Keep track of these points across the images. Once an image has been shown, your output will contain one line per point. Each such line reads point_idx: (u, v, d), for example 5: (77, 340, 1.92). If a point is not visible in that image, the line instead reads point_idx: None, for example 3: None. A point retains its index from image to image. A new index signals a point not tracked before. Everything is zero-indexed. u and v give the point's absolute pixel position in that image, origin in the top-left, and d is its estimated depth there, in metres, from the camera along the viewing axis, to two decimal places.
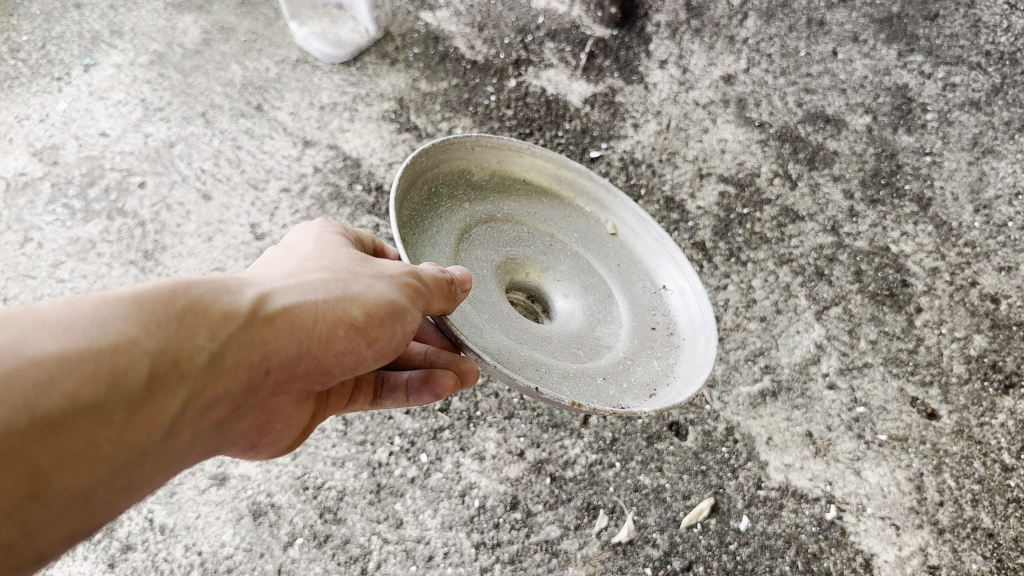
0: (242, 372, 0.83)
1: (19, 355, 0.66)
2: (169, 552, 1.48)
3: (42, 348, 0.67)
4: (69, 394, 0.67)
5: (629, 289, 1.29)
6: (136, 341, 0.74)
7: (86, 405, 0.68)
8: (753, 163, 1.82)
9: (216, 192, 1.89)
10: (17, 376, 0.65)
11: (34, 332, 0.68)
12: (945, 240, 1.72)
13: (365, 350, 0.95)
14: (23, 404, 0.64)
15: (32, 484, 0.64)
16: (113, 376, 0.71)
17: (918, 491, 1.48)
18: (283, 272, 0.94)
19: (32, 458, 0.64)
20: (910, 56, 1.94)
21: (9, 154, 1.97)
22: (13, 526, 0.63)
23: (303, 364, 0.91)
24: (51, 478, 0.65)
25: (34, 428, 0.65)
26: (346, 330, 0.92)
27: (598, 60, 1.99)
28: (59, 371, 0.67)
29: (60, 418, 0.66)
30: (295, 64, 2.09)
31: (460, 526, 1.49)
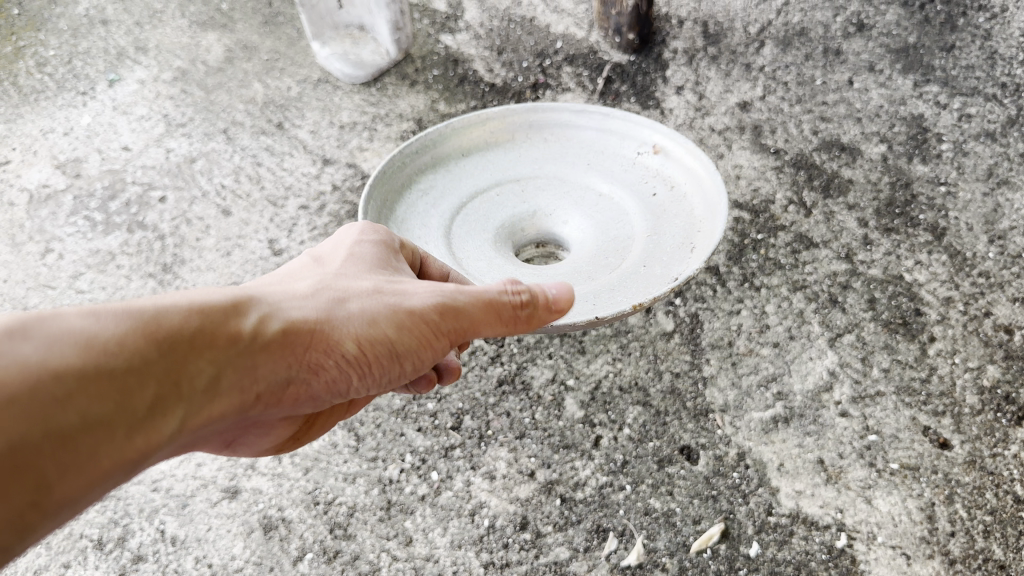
0: (234, 398, 0.90)
1: (43, 369, 0.72)
2: (180, 564, 1.50)
3: (65, 364, 0.73)
4: (82, 413, 0.73)
5: (657, 271, 1.36)
6: (148, 363, 0.80)
7: (95, 422, 0.74)
8: (768, 189, 1.83)
9: (235, 207, 1.91)
10: (37, 393, 0.71)
11: (55, 345, 0.74)
12: (959, 270, 1.71)
13: (355, 381, 1.02)
14: (39, 421, 0.70)
15: (36, 492, 0.71)
16: (123, 396, 0.77)
17: (930, 521, 1.45)
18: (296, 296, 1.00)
19: (41, 469, 0.71)
20: (925, 86, 1.93)
21: (33, 166, 2.06)
22: (10, 533, 0.70)
23: (291, 388, 0.97)
24: (53, 488, 0.72)
25: (46, 442, 0.71)
26: (337, 360, 0.98)
27: (615, 85, 2.01)
28: (75, 390, 0.73)
29: (70, 433, 0.73)
30: (317, 83, 2.11)
31: (468, 546, 1.49)
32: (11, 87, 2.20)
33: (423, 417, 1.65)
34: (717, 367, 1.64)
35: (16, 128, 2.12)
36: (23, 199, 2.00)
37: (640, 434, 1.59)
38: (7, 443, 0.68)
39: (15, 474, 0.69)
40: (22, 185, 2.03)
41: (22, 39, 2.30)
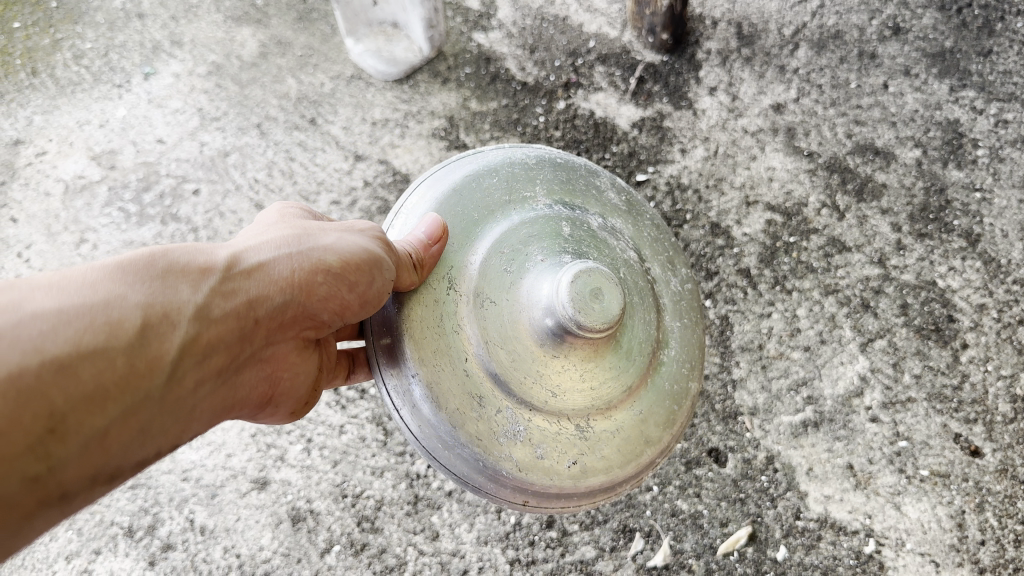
0: (232, 320, 0.90)
1: (20, 311, 0.72)
2: (208, 554, 1.53)
3: (42, 305, 0.74)
4: (74, 342, 0.74)
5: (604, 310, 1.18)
6: (125, 297, 0.80)
7: (89, 349, 0.75)
8: (801, 192, 1.82)
9: (269, 202, 1.96)
10: (25, 328, 0.71)
11: (33, 292, 0.75)
12: (993, 277, 1.69)
13: (348, 295, 0.98)
14: (30, 351, 0.71)
15: (51, 421, 0.72)
16: (110, 324, 0.77)
17: (959, 528, 1.48)
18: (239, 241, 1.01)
19: (49, 396, 0.72)
20: (962, 91, 1.91)
21: (69, 157, 2.09)
22: (35, 459, 0.72)
23: (289, 310, 0.98)
24: (66, 417, 0.73)
25: (45, 371, 0.72)
26: (324, 275, 0.97)
27: (647, 85, 2.00)
28: (56, 323, 0.74)
29: (66, 362, 0.73)
30: (349, 80, 2.12)
31: (496, 542, 1.51)
32: (48, 79, 2.19)
33: None
34: (748, 369, 1.62)
35: (52, 118, 2.15)
36: (58, 189, 2.04)
37: None
38: (7, 373, 0.69)
39: (22, 406, 0.70)
40: (58, 176, 2.06)
41: (60, 32, 2.26)
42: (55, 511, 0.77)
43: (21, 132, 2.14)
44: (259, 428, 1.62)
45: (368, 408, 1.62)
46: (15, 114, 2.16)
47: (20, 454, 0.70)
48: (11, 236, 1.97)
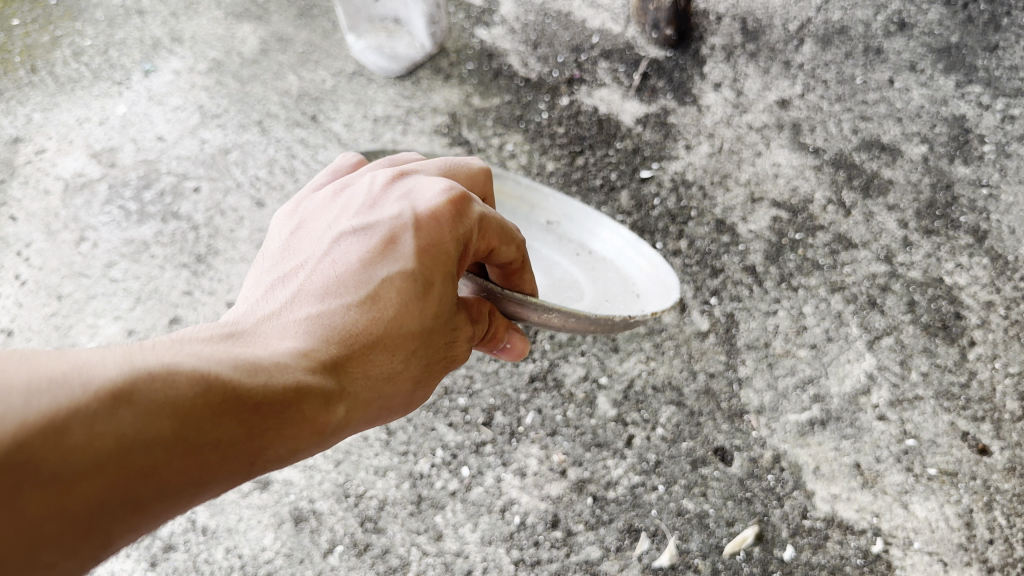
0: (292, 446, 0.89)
1: (138, 440, 0.71)
2: (210, 554, 1.51)
3: (159, 440, 0.72)
4: (164, 489, 0.73)
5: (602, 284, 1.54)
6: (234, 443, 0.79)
7: (172, 493, 0.74)
8: (807, 189, 1.80)
9: (270, 199, 1.93)
10: (132, 455, 0.70)
11: (155, 417, 0.73)
12: (1000, 274, 1.67)
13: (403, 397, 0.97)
14: (123, 496, 0.70)
15: (98, 543, 0.70)
16: (200, 471, 0.76)
17: (967, 527, 1.45)
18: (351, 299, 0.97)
19: (114, 521, 0.70)
20: (968, 87, 1.90)
21: (68, 155, 2.08)
22: (70, 565, 0.69)
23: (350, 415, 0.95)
24: (111, 540, 0.71)
25: (121, 507, 0.70)
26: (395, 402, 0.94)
27: (651, 81, 1.99)
28: (165, 462, 0.73)
29: (146, 502, 0.72)
30: (351, 76, 2.11)
31: (500, 542, 1.49)
32: (48, 76, 2.21)
33: (454, 412, 1.61)
34: (754, 367, 1.61)
35: (52, 116, 2.14)
36: (58, 187, 2.02)
37: (674, 434, 1.56)
38: (92, 502, 0.68)
39: (87, 523, 0.68)
40: (57, 174, 2.05)
41: (59, 28, 2.30)
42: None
43: (21, 130, 2.13)
44: None
45: None
46: (15, 111, 2.16)
47: (62, 562, 0.68)
48: (10, 235, 1.95)
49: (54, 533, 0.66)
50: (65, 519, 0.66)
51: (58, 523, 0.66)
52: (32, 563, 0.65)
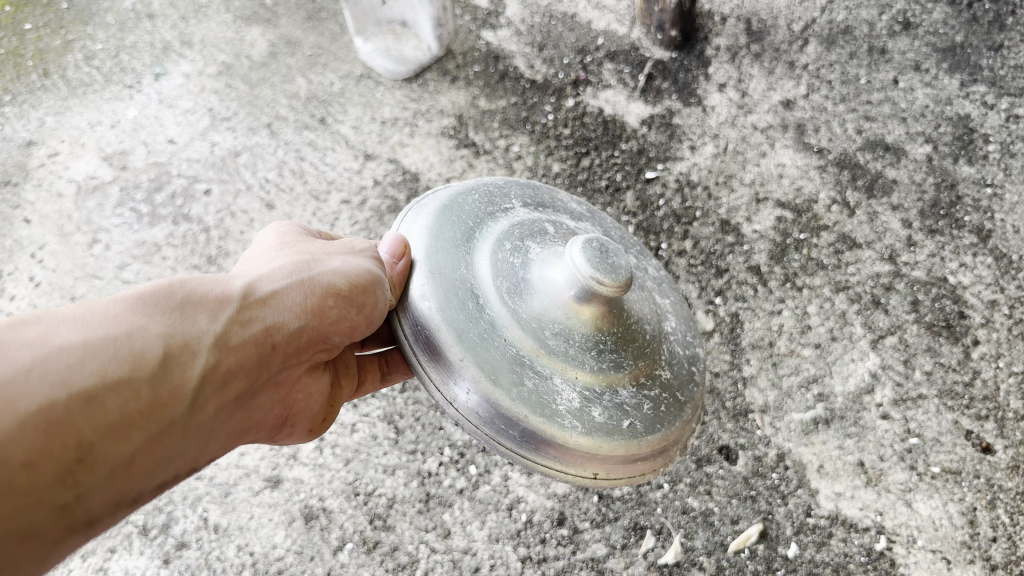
0: (251, 346, 0.93)
1: (48, 343, 0.73)
2: (222, 552, 1.53)
3: (68, 336, 0.75)
4: (99, 373, 0.75)
5: None
6: (147, 327, 0.81)
7: (113, 380, 0.76)
8: (811, 189, 1.81)
9: (279, 201, 1.95)
10: (53, 360, 0.72)
11: (55, 326, 0.75)
12: (1004, 273, 1.68)
13: (356, 316, 1.03)
14: (58, 383, 0.72)
15: (78, 451, 0.72)
16: (132, 358, 0.78)
17: (970, 526, 1.45)
18: (262, 261, 1.06)
19: (78, 428, 0.72)
20: (973, 86, 1.90)
21: (81, 158, 2.10)
22: (64, 488, 0.72)
23: (304, 336, 1.01)
24: (93, 446, 0.74)
25: (72, 403, 0.72)
26: (334, 300, 1.01)
27: (656, 82, 2.00)
28: (84, 354, 0.75)
29: (92, 394, 0.74)
30: (359, 79, 2.13)
31: (507, 540, 1.50)
32: (60, 80, 2.24)
33: None
34: (758, 367, 1.63)
35: (64, 120, 2.17)
36: (70, 190, 2.05)
37: None
38: (36, 404, 0.70)
39: (52, 437, 0.70)
40: (70, 177, 2.07)
41: (70, 33, 2.33)
42: (77, 537, 0.76)
43: (33, 133, 2.16)
44: None
45: (379, 407, 1.65)
46: (27, 115, 2.19)
47: (50, 483, 0.70)
48: (24, 237, 1.98)
49: (10, 433, 0.67)
50: (27, 443, 0.68)
51: (8, 426, 0.67)
52: (5, 470, 0.67)
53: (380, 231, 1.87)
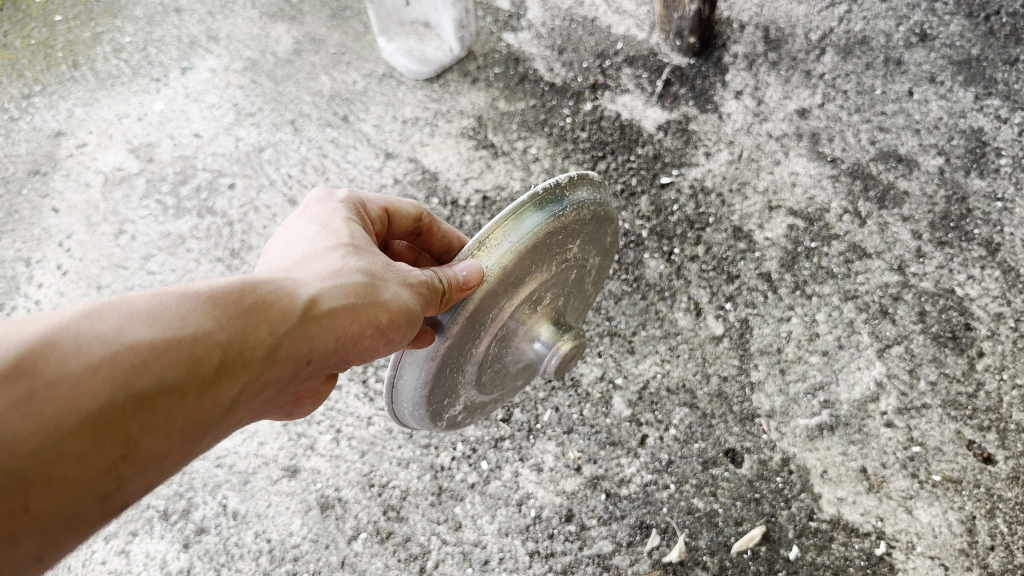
0: (290, 363, 0.94)
1: (118, 341, 0.77)
2: (240, 538, 1.58)
3: (138, 335, 0.78)
4: (157, 377, 0.78)
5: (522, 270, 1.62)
6: (210, 333, 0.84)
7: (168, 385, 0.79)
8: (824, 198, 1.85)
9: (301, 197, 2.00)
10: (118, 359, 0.76)
11: (128, 322, 0.79)
12: (1011, 286, 1.71)
13: (382, 344, 1.06)
14: (120, 383, 0.75)
15: (124, 447, 0.75)
16: (189, 363, 0.81)
17: (969, 533, 1.48)
18: (323, 258, 1.04)
19: (127, 427, 0.76)
20: (987, 99, 1.93)
21: (108, 149, 2.16)
22: (106, 479, 0.74)
23: (336, 354, 1.02)
24: (139, 444, 0.77)
25: (128, 403, 0.76)
26: (372, 331, 1.02)
27: (674, 88, 2.04)
28: (148, 358, 0.78)
29: (147, 396, 0.77)
30: (381, 79, 2.18)
31: (516, 534, 1.55)
32: (89, 72, 2.30)
33: None
34: (766, 372, 1.66)
35: (93, 111, 2.23)
36: (98, 180, 2.11)
37: (687, 435, 1.61)
38: (94, 404, 0.73)
39: (105, 433, 0.74)
40: (97, 168, 2.13)
41: (100, 25, 2.40)
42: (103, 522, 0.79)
43: (63, 124, 2.22)
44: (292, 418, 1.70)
45: None
46: (57, 106, 2.25)
47: (95, 475, 0.73)
48: (53, 226, 2.04)
49: (69, 426, 0.71)
50: (82, 436, 0.72)
51: (71, 420, 0.71)
52: (61, 459, 0.70)
53: None
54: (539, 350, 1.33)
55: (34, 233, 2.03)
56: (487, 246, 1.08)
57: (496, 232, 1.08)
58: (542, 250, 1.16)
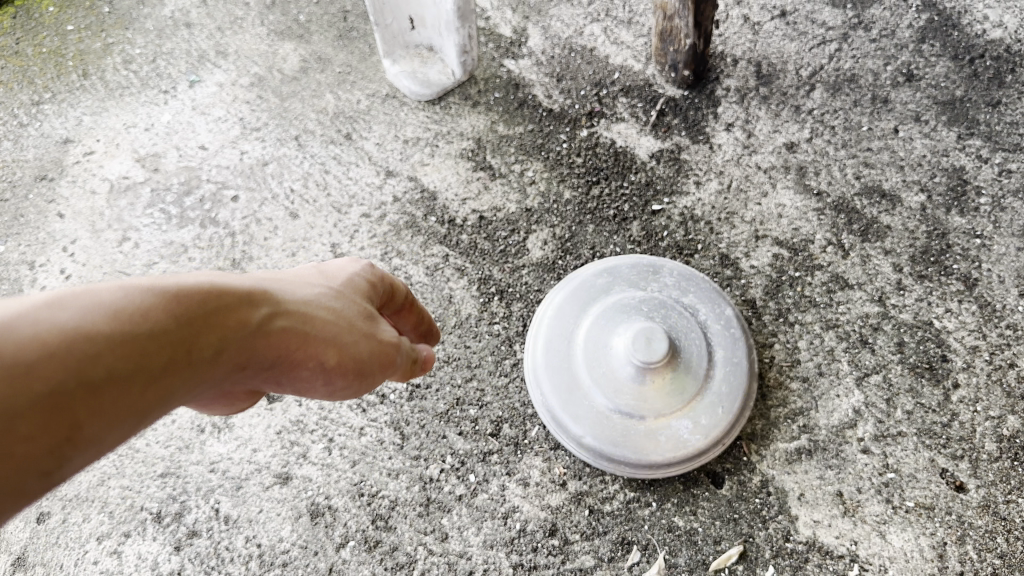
0: (229, 364, 0.98)
1: (76, 329, 0.79)
2: (231, 542, 1.63)
3: (93, 325, 0.81)
4: (108, 367, 0.80)
5: (560, 397, 1.64)
6: (161, 331, 0.88)
7: (118, 375, 0.81)
8: (808, 229, 1.92)
9: (303, 211, 2.06)
10: (74, 343, 0.78)
11: (85, 315, 0.81)
12: (987, 321, 1.76)
13: (323, 383, 1.14)
14: (74, 368, 0.77)
15: (70, 431, 0.76)
16: (137, 354, 0.84)
17: (939, 559, 1.53)
18: (306, 290, 1.14)
19: (73, 411, 0.76)
20: (969, 139, 2.02)
21: (115, 158, 2.21)
22: (51, 460, 0.74)
23: (275, 372, 1.08)
24: (85, 430, 0.77)
25: (76, 386, 0.77)
26: (316, 363, 1.10)
27: (667, 118, 2.13)
28: (101, 345, 0.80)
29: (93, 382, 0.78)
30: (384, 98, 2.26)
31: (501, 546, 1.59)
32: (98, 81, 2.36)
33: (465, 421, 1.72)
34: None
35: (101, 120, 2.29)
36: (104, 188, 2.16)
37: None
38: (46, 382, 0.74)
39: (51, 413, 0.74)
40: (103, 175, 2.18)
41: (110, 36, 2.47)
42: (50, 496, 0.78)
43: (71, 132, 2.27)
44: (286, 426, 1.74)
45: (386, 412, 1.74)
46: (66, 114, 2.30)
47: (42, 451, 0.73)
48: (57, 231, 2.09)
49: (24, 403, 0.71)
50: (29, 422, 0.72)
51: (25, 398, 0.72)
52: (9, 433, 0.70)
53: (397, 246, 1.98)
54: (659, 343, 1.57)
55: (39, 237, 2.08)
56: (546, 353, 1.70)
57: (550, 360, 1.69)
58: (586, 327, 1.69)
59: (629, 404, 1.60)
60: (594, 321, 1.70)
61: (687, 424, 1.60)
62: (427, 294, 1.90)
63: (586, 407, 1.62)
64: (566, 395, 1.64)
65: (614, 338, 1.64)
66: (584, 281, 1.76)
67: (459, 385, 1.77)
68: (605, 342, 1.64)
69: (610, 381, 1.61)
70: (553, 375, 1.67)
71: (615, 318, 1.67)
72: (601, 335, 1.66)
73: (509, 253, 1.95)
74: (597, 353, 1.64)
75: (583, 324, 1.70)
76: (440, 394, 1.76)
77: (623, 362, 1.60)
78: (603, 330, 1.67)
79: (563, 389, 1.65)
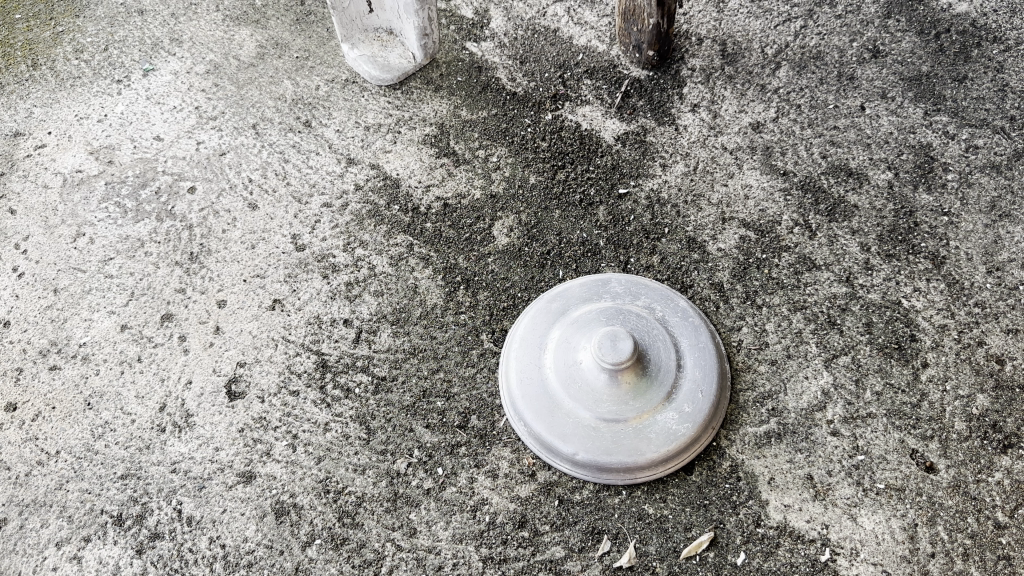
0: None
1: None
2: (194, 543, 1.55)
3: None
4: None
5: (539, 418, 1.60)
6: None
7: None
8: (775, 210, 1.90)
9: (262, 202, 2.01)
10: None
11: None
12: (955, 299, 1.75)
13: None
14: None
15: None
16: None
17: (911, 540, 1.48)
18: None
19: None
20: (935, 116, 2.01)
21: (67, 151, 2.15)
22: None
23: None
24: None
25: None
26: None
27: (632, 100, 2.12)
28: None
29: None
30: (344, 84, 2.22)
31: (470, 540, 1.53)
32: (48, 72, 2.30)
33: (431, 414, 1.69)
34: None
35: (52, 112, 2.22)
36: (57, 182, 2.09)
37: None
38: None
39: None
40: (56, 169, 2.12)
41: (61, 25, 2.42)
42: None
43: (21, 124, 2.21)
44: (248, 424, 1.69)
45: (351, 407, 1.70)
46: (16, 105, 2.24)
47: None
48: (9, 227, 2.02)
49: None
50: None
51: None
52: None
53: (360, 236, 1.93)
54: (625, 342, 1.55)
55: None
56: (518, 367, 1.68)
57: (523, 371, 1.67)
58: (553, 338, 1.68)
59: (611, 403, 1.57)
60: (558, 333, 1.69)
61: (676, 425, 1.57)
62: (391, 284, 1.86)
63: (567, 421, 1.58)
64: (545, 413, 1.60)
65: (578, 352, 1.62)
66: (542, 311, 1.75)
67: (425, 377, 1.73)
68: (572, 360, 1.62)
69: (585, 393, 1.59)
70: (529, 397, 1.63)
71: (576, 334, 1.65)
72: (567, 353, 1.64)
73: (475, 240, 1.91)
74: (568, 371, 1.62)
75: (547, 349, 1.68)
76: (406, 386, 1.72)
77: (593, 371, 1.58)
78: (569, 340, 1.66)
79: (542, 410, 1.61)
